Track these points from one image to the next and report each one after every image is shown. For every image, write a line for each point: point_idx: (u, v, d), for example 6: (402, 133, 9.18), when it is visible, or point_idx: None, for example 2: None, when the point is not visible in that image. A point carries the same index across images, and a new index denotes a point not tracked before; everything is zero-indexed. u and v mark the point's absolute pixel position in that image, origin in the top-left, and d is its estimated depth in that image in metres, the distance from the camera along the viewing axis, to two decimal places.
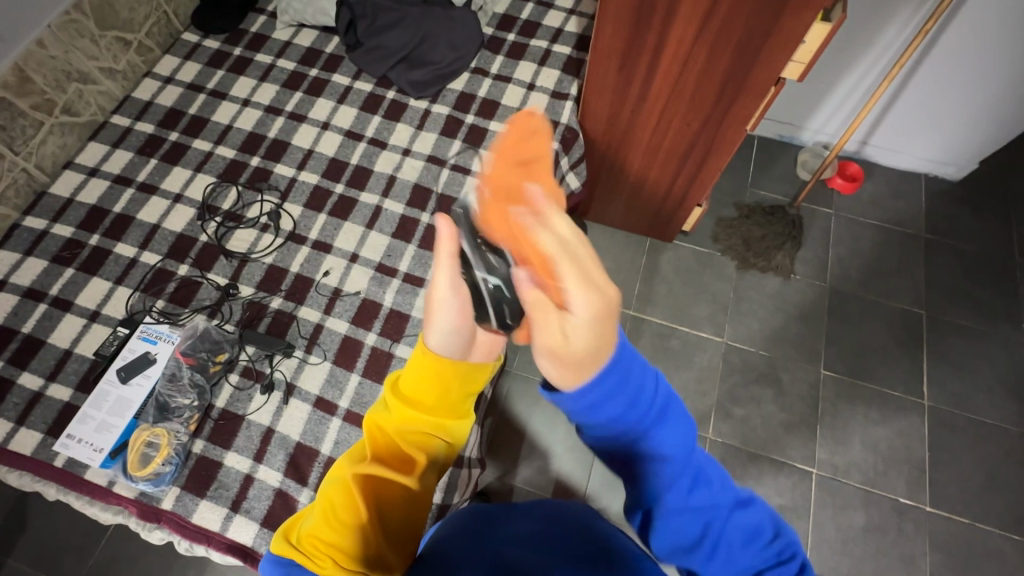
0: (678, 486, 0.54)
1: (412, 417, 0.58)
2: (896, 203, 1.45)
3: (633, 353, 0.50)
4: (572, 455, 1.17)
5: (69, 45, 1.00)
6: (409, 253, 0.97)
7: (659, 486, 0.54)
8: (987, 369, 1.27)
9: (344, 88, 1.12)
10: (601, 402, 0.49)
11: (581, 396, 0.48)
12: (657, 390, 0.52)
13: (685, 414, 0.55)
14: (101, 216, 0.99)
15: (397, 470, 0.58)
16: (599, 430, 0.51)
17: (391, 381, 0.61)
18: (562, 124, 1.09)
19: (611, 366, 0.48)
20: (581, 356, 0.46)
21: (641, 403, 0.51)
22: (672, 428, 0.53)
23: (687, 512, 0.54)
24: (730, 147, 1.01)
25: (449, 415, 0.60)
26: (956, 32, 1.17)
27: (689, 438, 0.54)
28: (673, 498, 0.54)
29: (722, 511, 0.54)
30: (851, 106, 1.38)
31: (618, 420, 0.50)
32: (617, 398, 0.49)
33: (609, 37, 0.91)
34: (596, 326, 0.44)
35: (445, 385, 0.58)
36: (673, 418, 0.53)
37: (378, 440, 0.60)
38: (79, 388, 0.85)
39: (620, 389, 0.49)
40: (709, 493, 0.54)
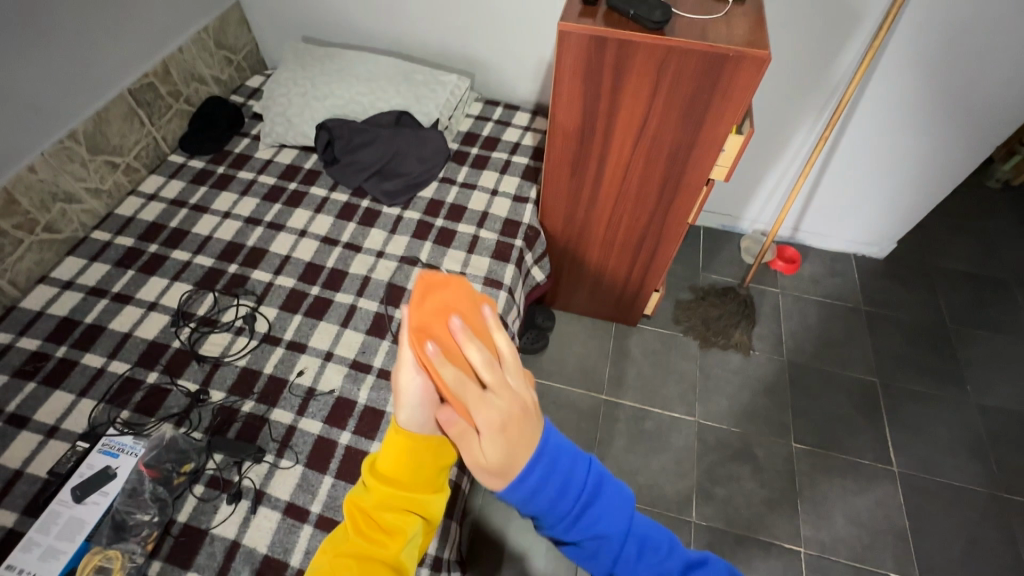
0: (624, 559, 0.55)
1: (392, 490, 0.61)
2: (834, 280, 1.59)
3: (558, 442, 0.55)
4: (556, 552, 1.13)
5: (59, 169, 1.06)
6: (383, 348, 1.00)
7: (605, 563, 0.55)
8: (946, 432, 1.32)
9: (321, 199, 1.21)
10: (534, 492, 0.53)
11: (518, 488, 0.52)
12: (588, 472, 0.56)
13: (622, 490, 0.57)
14: (72, 327, 0.99)
15: (377, 546, 0.59)
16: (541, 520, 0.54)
17: (368, 465, 0.65)
18: (524, 225, 1.18)
19: (539, 454, 0.53)
20: (498, 464, 0.52)
21: (572, 488, 0.54)
22: (609, 505, 0.56)
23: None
24: (676, 237, 1.12)
25: (427, 487, 0.63)
26: (852, 138, 1.38)
27: (628, 509, 0.56)
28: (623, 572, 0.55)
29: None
30: (778, 199, 1.56)
31: (555, 509, 0.54)
32: (550, 485, 0.53)
33: (559, 150, 1.04)
34: (503, 441, 0.51)
35: (420, 455, 0.63)
36: (607, 494, 0.56)
37: (358, 519, 0.61)
38: (27, 511, 0.80)
39: (550, 474, 0.54)
40: (657, 559, 0.56)
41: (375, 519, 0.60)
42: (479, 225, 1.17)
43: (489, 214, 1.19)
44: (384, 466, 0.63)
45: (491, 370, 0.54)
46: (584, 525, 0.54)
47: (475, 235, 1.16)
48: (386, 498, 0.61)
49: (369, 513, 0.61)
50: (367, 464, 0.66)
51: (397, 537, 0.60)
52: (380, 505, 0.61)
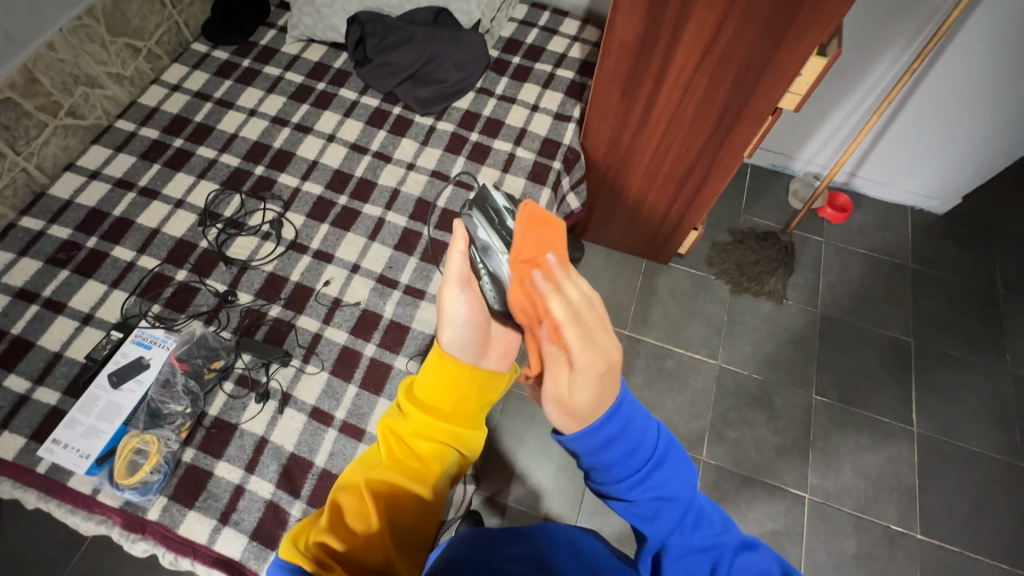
0: (681, 527, 0.55)
1: (430, 420, 0.62)
2: (884, 233, 1.50)
3: (636, 400, 0.54)
4: (565, 474, 1.17)
5: (78, 49, 1.00)
6: (411, 265, 0.98)
7: (663, 528, 0.55)
8: (974, 398, 1.29)
9: (350, 103, 1.14)
10: (608, 445, 0.52)
11: (593, 436, 0.51)
12: (659, 436, 0.55)
13: (688, 462, 0.57)
14: (100, 219, 0.98)
15: (411, 475, 0.60)
16: (607, 472, 0.53)
17: (407, 390, 0.65)
18: (564, 146, 1.10)
19: (617, 409, 0.52)
20: (587, 409, 0.51)
21: (643, 449, 0.53)
22: (675, 472, 0.55)
23: (691, 554, 0.55)
24: (728, 172, 1.04)
25: (465, 421, 0.64)
26: (941, 75, 1.22)
27: (692, 481, 0.57)
28: (677, 539, 0.55)
29: (727, 552, 0.55)
30: (840, 139, 1.43)
31: (624, 464, 0.53)
32: (623, 442, 0.52)
33: (613, 63, 0.94)
34: (599, 383, 0.50)
35: (464, 393, 0.63)
36: (674, 464, 0.56)
37: (391, 444, 0.63)
38: (68, 391, 0.83)
39: (625, 432, 0.52)
40: (711, 533, 0.56)
41: (411, 447, 0.62)
42: (516, 143, 1.10)
43: (528, 132, 1.11)
44: (422, 396, 0.63)
45: (591, 308, 0.53)
46: (649, 489, 0.54)
47: (512, 153, 1.09)
48: (421, 428, 0.62)
49: (404, 440, 0.62)
50: (402, 389, 0.66)
51: (431, 470, 0.61)
52: (416, 433, 0.62)
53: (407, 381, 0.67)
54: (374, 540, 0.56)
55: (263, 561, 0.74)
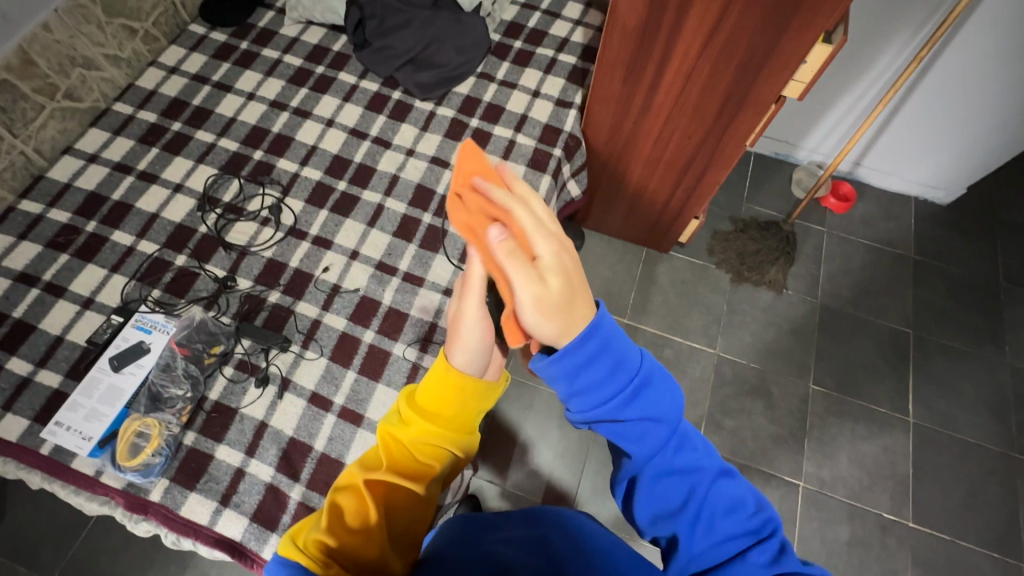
0: (665, 448, 0.57)
1: (433, 429, 0.62)
2: (887, 223, 1.49)
3: (616, 324, 0.55)
4: (562, 460, 1.18)
5: (74, 30, 0.99)
6: (410, 252, 0.98)
7: (645, 448, 0.57)
8: (972, 389, 1.30)
9: (350, 87, 1.13)
10: (585, 366, 0.55)
11: (565, 358, 0.54)
12: (642, 361, 0.58)
13: (671, 384, 0.59)
14: (99, 203, 0.98)
15: (410, 479, 0.61)
16: (587, 394, 0.56)
17: (406, 395, 0.65)
18: (564, 132, 1.09)
19: (594, 330, 0.54)
20: (561, 299, 0.52)
21: (624, 371, 0.56)
22: (658, 394, 0.57)
23: (668, 476, 0.57)
24: (730, 160, 1.03)
25: (463, 429, 0.64)
26: (949, 64, 1.20)
27: (675, 407, 0.58)
28: (656, 461, 0.57)
29: (706, 477, 0.56)
30: (845, 128, 1.41)
31: (603, 384, 0.56)
32: (601, 362, 0.55)
33: (615, 49, 0.93)
34: (561, 263, 0.53)
35: (465, 400, 0.63)
36: (658, 384, 0.58)
37: (392, 449, 0.63)
38: (70, 374, 0.84)
39: (605, 351, 0.55)
40: (691, 458, 0.57)
41: (410, 452, 0.62)
42: (517, 129, 1.09)
43: (528, 118, 1.10)
44: (425, 402, 0.63)
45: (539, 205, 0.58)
46: (631, 409, 0.57)
47: (512, 140, 1.08)
48: (422, 437, 0.62)
49: (404, 445, 0.63)
50: (404, 394, 0.66)
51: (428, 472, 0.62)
52: (417, 440, 0.62)
53: (408, 389, 0.67)
54: (372, 540, 0.57)
55: (264, 543, 0.76)
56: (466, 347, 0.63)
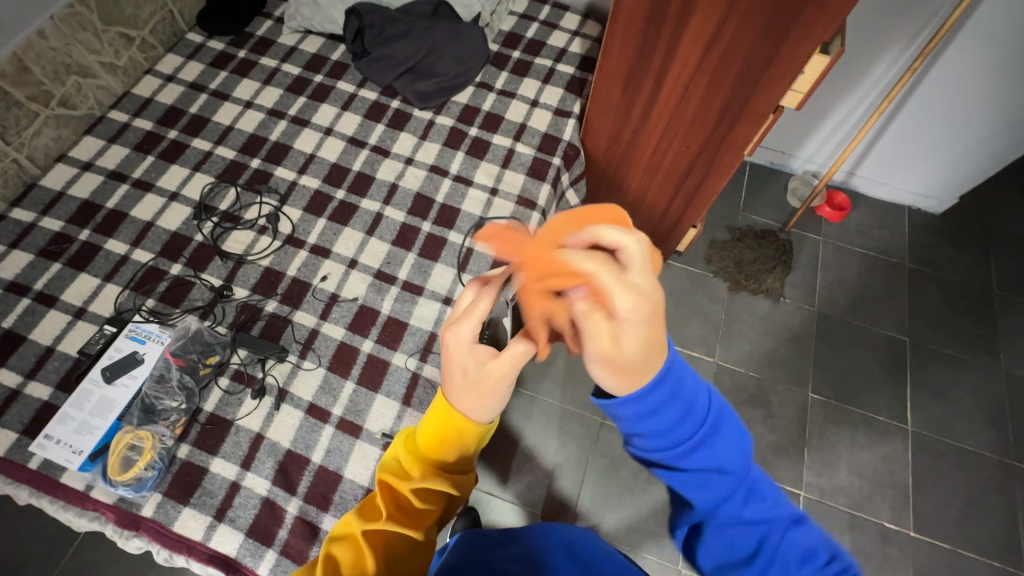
0: (734, 500, 0.51)
1: (429, 473, 0.61)
2: (881, 232, 1.50)
3: (683, 363, 0.50)
4: (562, 471, 1.17)
5: (70, 38, 0.98)
6: (409, 261, 0.97)
7: (714, 500, 0.51)
8: (968, 397, 1.30)
9: (348, 95, 1.13)
10: (652, 411, 0.49)
11: (635, 400, 0.48)
12: (711, 402, 0.52)
13: (741, 428, 0.53)
14: (93, 211, 0.97)
15: (407, 522, 0.60)
16: (647, 441, 0.51)
17: (405, 440, 0.64)
18: (563, 142, 1.10)
19: (665, 372, 0.48)
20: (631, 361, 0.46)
21: (693, 414, 0.50)
22: (727, 441, 0.51)
23: (739, 527, 0.51)
24: (728, 171, 1.03)
25: (461, 467, 0.63)
26: (941, 74, 1.22)
27: (746, 452, 0.52)
28: (726, 511, 0.51)
29: (780, 526, 0.51)
30: (839, 138, 1.43)
31: (671, 431, 0.50)
32: (670, 407, 0.49)
33: (615, 58, 0.94)
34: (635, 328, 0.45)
35: (463, 444, 0.60)
36: (727, 428, 0.52)
37: (389, 495, 0.61)
38: (60, 387, 0.82)
39: (674, 397, 0.49)
40: (764, 507, 0.52)
41: (408, 496, 0.60)
42: (516, 138, 1.09)
43: (528, 127, 1.11)
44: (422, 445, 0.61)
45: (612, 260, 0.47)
46: (701, 455, 0.51)
47: (511, 149, 1.08)
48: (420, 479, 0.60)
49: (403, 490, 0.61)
50: (402, 438, 0.64)
51: (426, 513, 0.60)
52: (415, 485, 0.60)
53: (405, 432, 0.66)
54: None
55: (259, 559, 0.74)
56: (496, 407, 0.58)
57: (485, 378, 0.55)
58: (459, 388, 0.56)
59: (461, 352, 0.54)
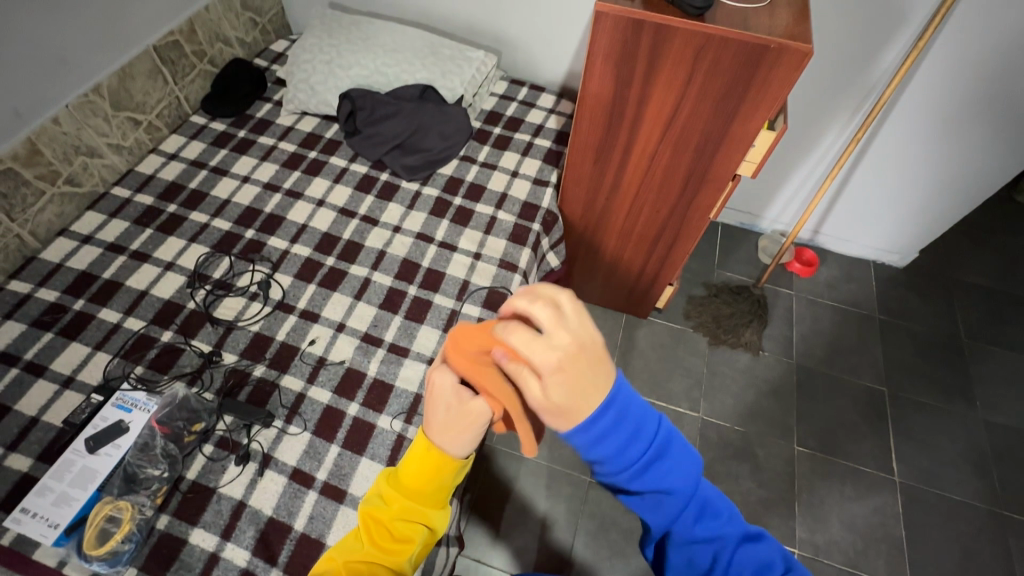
0: (683, 518, 0.56)
1: (408, 505, 0.63)
2: (850, 286, 1.57)
3: (631, 392, 0.54)
4: (551, 534, 1.14)
5: (82, 123, 1.06)
6: (395, 324, 1.01)
7: (666, 517, 0.56)
8: (951, 446, 1.32)
9: (340, 169, 1.21)
10: (603, 438, 0.52)
11: (588, 430, 0.52)
12: (659, 428, 0.56)
13: (690, 449, 0.58)
14: (89, 281, 1.00)
15: (387, 554, 0.61)
16: (604, 466, 0.54)
17: (388, 477, 0.66)
18: (542, 209, 1.17)
19: (613, 401, 0.53)
20: (564, 406, 0.51)
21: (643, 438, 0.55)
22: (675, 462, 0.56)
23: (692, 543, 0.56)
24: (697, 232, 1.11)
25: (440, 502, 0.64)
26: (885, 141, 1.34)
27: (695, 473, 0.57)
28: (678, 529, 0.57)
29: (730, 543, 0.56)
30: (801, 199, 1.53)
31: (622, 456, 0.54)
32: (620, 433, 0.53)
33: (585, 135, 1.02)
34: (563, 377, 0.50)
35: (441, 476, 0.62)
36: (674, 451, 0.57)
37: (371, 530, 0.63)
38: (42, 458, 0.82)
39: (622, 423, 0.53)
40: (714, 524, 0.57)
41: (390, 529, 0.62)
42: (497, 207, 1.17)
43: (508, 196, 1.18)
44: (405, 480, 0.63)
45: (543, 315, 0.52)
46: (651, 477, 0.55)
47: (493, 216, 1.15)
48: (402, 511, 0.62)
49: (384, 523, 0.62)
50: (385, 475, 0.67)
51: (405, 547, 0.61)
52: (396, 517, 0.62)
53: (388, 470, 0.68)
54: None
55: None
56: (473, 442, 0.61)
57: (463, 416, 0.60)
58: (439, 422, 0.61)
59: (442, 394, 0.61)
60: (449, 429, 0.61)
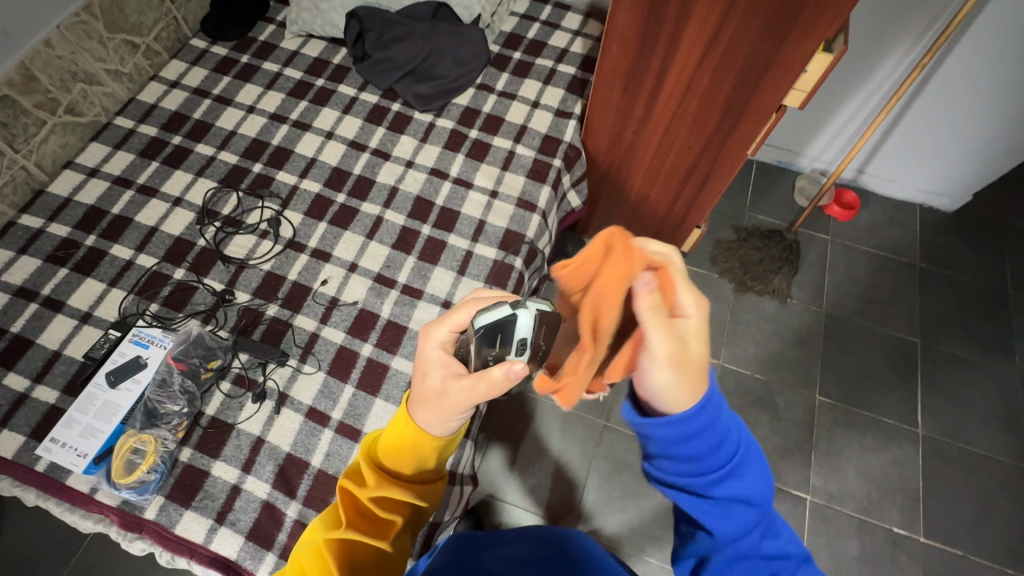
0: (751, 535, 0.54)
1: (389, 483, 0.61)
2: (892, 231, 1.47)
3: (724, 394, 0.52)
4: (565, 473, 1.17)
5: (77, 46, 0.99)
6: (409, 265, 0.97)
7: (735, 532, 0.53)
8: (981, 400, 1.27)
9: (349, 99, 1.13)
10: (690, 438, 0.51)
11: (677, 424, 0.51)
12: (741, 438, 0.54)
13: (764, 466, 0.56)
14: (99, 217, 0.98)
15: (372, 533, 0.60)
16: (680, 466, 0.53)
17: (369, 450, 0.64)
18: (564, 143, 1.09)
19: (708, 401, 0.51)
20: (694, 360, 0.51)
21: (726, 447, 0.53)
22: (752, 474, 0.54)
23: (753, 561, 0.55)
24: (731, 171, 1.02)
25: (424, 477, 0.63)
26: (954, 68, 1.19)
27: (766, 487, 0.56)
28: (744, 546, 0.54)
29: (791, 563, 0.56)
30: (848, 135, 1.40)
31: (706, 459, 0.52)
32: (707, 435, 0.51)
33: (614, 59, 0.92)
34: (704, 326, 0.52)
35: (422, 454, 0.61)
36: (751, 464, 0.55)
37: (352, 507, 0.61)
38: (66, 390, 0.83)
39: (711, 428, 0.51)
40: (778, 544, 0.56)
41: (370, 508, 0.61)
42: (516, 140, 1.09)
43: (528, 129, 1.10)
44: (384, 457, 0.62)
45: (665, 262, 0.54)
46: (724, 485, 0.53)
47: (511, 151, 1.08)
48: (382, 491, 0.60)
49: (365, 502, 0.61)
50: (366, 448, 0.64)
51: (390, 525, 0.61)
52: (375, 496, 0.60)
53: (370, 438, 0.66)
54: None
55: (259, 562, 0.75)
56: (450, 425, 0.59)
57: (440, 396, 0.57)
58: (418, 394, 0.59)
59: (431, 362, 0.59)
60: (428, 407, 0.58)
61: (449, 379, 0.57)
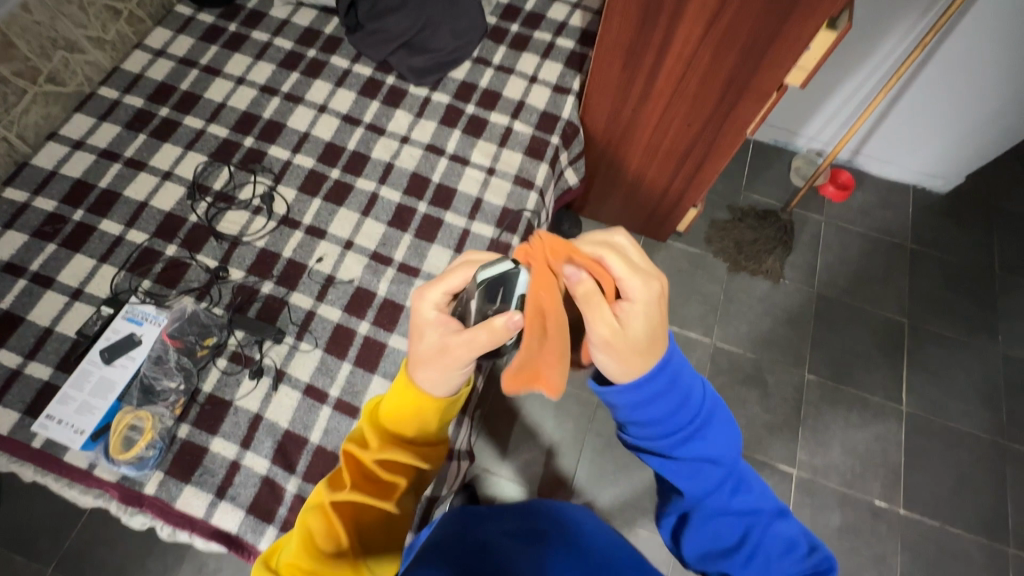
0: (721, 490, 0.59)
1: (390, 446, 0.62)
2: (884, 212, 1.48)
3: (683, 358, 0.58)
4: (559, 448, 1.19)
5: (55, 11, 0.95)
6: (405, 243, 0.97)
7: (704, 486, 0.59)
8: (965, 378, 1.31)
9: (342, 71, 1.10)
10: (653, 399, 0.56)
11: (638, 389, 0.56)
12: (704, 398, 0.60)
13: (731, 425, 0.62)
14: (86, 191, 0.96)
15: (377, 496, 0.62)
16: (644, 429, 0.59)
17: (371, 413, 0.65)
18: (563, 119, 1.07)
19: (665, 366, 0.56)
20: (636, 344, 0.54)
21: (690, 407, 0.58)
22: (716, 433, 0.60)
23: (726, 515, 0.59)
24: (730, 150, 1.02)
25: (428, 440, 0.64)
26: (956, 47, 1.18)
27: (734, 446, 0.61)
28: (714, 502, 0.59)
29: (764, 518, 0.60)
30: (845, 116, 1.40)
31: (671, 419, 0.58)
32: (668, 397, 0.57)
33: (616, 33, 0.90)
34: (648, 311, 0.54)
35: (424, 417, 0.61)
36: (717, 423, 0.60)
37: (355, 470, 0.63)
38: (60, 367, 0.83)
39: (673, 387, 0.57)
40: (751, 498, 0.60)
41: (372, 470, 0.62)
42: (514, 116, 1.07)
43: (525, 105, 1.08)
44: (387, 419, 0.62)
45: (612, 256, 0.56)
46: (692, 445, 0.59)
47: (509, 127, 1.06)
48: (386, 453, 0.62)
49: (369, 466, 0.62)
50: (368, 413, 0.65)
51: (395, 487, 0.62)
52: (378, 458, 0.62)
53: (372, 403, 0.67)
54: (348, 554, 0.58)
55: (260, 535, 0.76)
56: (450, 383, 0.58)
57: (441, 353, 0.56)
58: (417, 356, 0.58)
59: (427, 322, 0.57)
60: (428, 365, 0.57)
61: (450, 335, 0.55)
